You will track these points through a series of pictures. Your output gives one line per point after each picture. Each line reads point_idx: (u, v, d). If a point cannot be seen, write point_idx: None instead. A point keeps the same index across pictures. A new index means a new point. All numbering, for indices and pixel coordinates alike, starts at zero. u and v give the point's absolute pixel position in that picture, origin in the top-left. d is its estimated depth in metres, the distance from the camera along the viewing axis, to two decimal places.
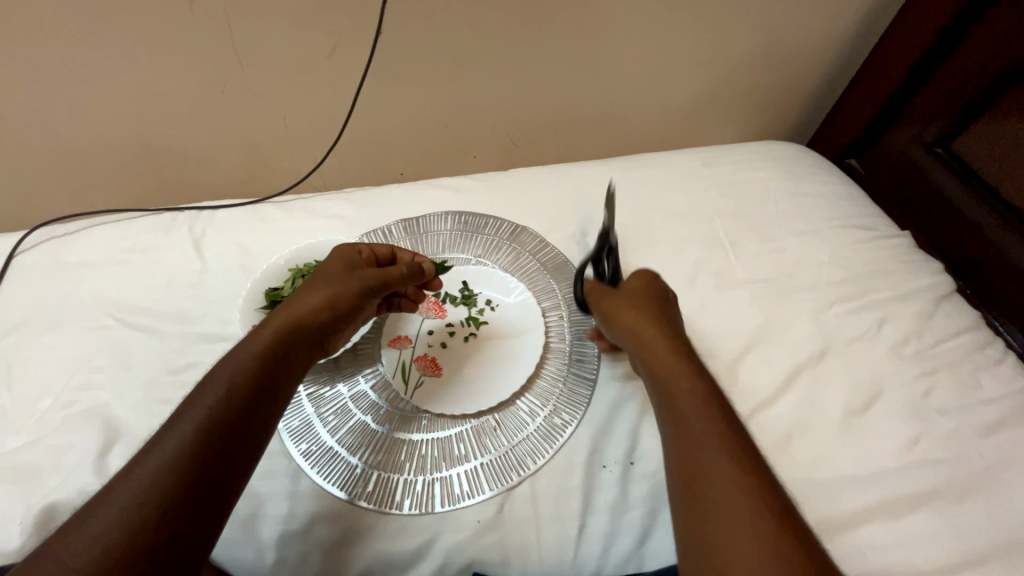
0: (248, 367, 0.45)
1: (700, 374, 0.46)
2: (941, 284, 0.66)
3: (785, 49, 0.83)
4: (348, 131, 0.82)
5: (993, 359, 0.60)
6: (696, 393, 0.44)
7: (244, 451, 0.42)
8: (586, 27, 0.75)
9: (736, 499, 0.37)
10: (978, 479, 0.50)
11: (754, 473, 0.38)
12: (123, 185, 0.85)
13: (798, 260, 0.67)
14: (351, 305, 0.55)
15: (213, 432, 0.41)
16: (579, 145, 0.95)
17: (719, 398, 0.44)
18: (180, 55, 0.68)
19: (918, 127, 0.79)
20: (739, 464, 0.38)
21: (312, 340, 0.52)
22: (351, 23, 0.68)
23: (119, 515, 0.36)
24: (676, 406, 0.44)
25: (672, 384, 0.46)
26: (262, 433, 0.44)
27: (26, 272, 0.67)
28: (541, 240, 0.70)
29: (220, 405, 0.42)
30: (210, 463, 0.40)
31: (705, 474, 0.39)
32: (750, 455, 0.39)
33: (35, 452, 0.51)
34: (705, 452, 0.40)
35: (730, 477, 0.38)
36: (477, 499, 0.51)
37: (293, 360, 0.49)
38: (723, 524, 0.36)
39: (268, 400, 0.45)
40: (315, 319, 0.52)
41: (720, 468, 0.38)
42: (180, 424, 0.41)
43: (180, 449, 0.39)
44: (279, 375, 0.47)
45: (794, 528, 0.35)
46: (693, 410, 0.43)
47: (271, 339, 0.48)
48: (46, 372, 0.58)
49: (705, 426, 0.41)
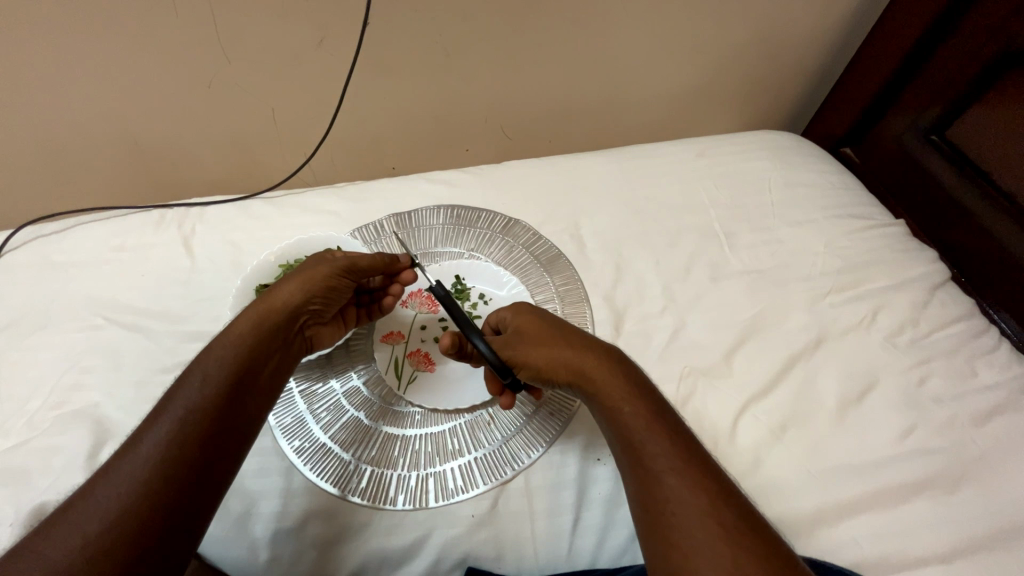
0: (222, 364, 0.45)
1: (647, 388, 0.46)
2: (937, 272, 0.66)
3: (779, 36, 0.82)
4: (338, 125, 0.82)
5: (987, 346, 0.59)
6: (642, 410, 0.44)
7: (226, 448, 0.43)
8: (578, 17, 0.74)
9: (691, 513, 0.37)
10: (972, 466, 0.50)
11: (708, 482, 0.38)
12: (111, 183, 0.84)
13: (793, 251, 0.67)
14: (324, 292, 0.54)
15: (191, 440, 0.41)
16: (573, 137, 0.94)
17: (667, 409, 0.45)
18: (164, 50, 0.67)
19: (914, 113, 0.77)
20: (692, 475, 0.39)
21: (282, 336, 0.51)
22: (338, 17, 0.67)
23: (105, 515, 0.36)
24: (625, 429, 0.43)
25: (616, 408, 0.45)
26: (245, 433, 0.45)
27: (14, 272, 0.67)
28: (534, 233, 0.69)
29: (197, 406, 0.43)
30: (189, 473, 0.40)
31: (658, 495, 0.39)
32: (703, 464, 0.40)
33: (23, 454, 0.51)
34: (659, 473, 0.40)
35: (684, 493, 0.38)
36: (470, 494, 0.50)
37: (269, 352, 0.49)
38: (680, 544, 0.36)
39: (247, 396, 0.46)
40: (288, 307, 0.52)
41: (672, 485, 0.39)
42: (157, 425, 0.41)
43: (159, 449, 0.40)
44: (255, 368, 0.47)
45: (752, 534, 0.36)
46: (639, 427, 0.43)
47: (242, 332, 0.48)
48: (36, 373, 0.57)
49: (656, 447, 0.41)
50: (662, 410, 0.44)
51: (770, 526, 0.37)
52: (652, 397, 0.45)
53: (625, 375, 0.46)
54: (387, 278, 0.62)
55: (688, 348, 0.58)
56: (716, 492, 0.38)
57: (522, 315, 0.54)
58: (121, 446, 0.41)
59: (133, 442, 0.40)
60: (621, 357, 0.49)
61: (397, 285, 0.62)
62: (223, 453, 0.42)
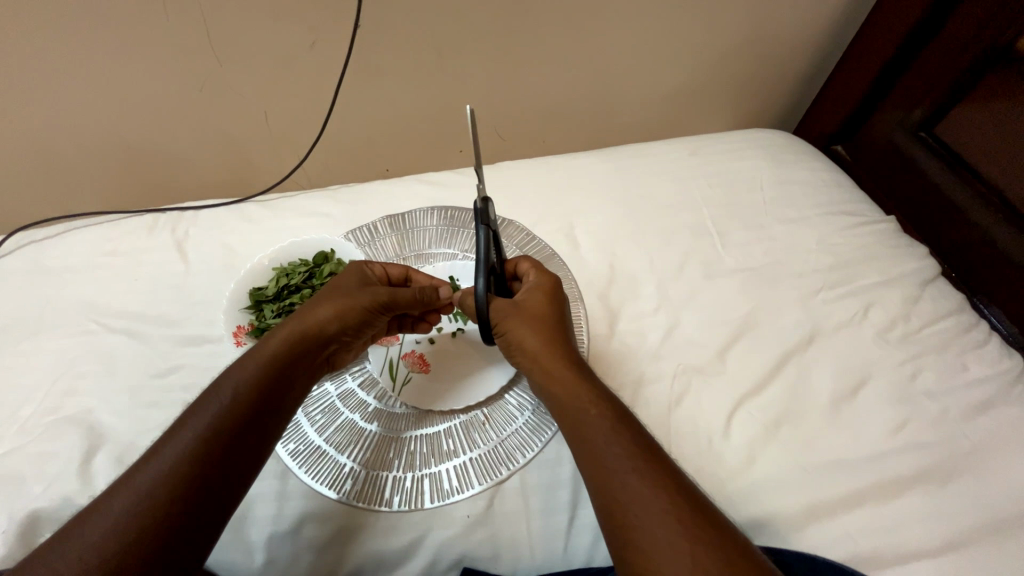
0: (248, 381, 0.44)
1: (605, 392, 0.46)
2: (928, 267, 0.66)
3: (770, 35, 0.83)
4: (331, 127, 0.82)
5: (979, 341, 0.60)
6: (604, 412, 0.43)
7: (244, 466, 0.42)
8: (569, 17, 0.74)
9: (650, 513, 0.36)
10: (964, 459, 0.51)
11: (669, 483, 0.38)
12: (103, 187, 0.83)
13: (785, 248, 0.67)
14: (355, 326, 0.53)
15: (211, 455, 0.40)
16: (566, 137, 0.95)
17: (627, 412, 0.44)
18: (156, 53, 0.67)
19: (903, 110, 0.78)
20: (652, 476, 0.38)
21: (310, 366, 0.50)
22: (330, 20, 0.67)
23: (113, 526, 0.35)
24: (583, 433, 0.43)
25: (576, 412, 0.44)
26: (264, 447, 0.44)
27: (6, 278, 0.66)
28: (528, 233, 0.68)
29: (221, 423, 0.42)
30: (205, 487, 0.39)
31: (617, 497, 0.38)
32: (664, 465, 0.40)
33: (17, 460, 0.51)
34: (619, 474, 0.39)
35: (645, 492, 0.38)
36: (466, 494, 0.50)
37: (296, 379, 0.48)
38: (639, 545, 0.36)
39: (271, 417, 0.45)
40: (322, 333, 0.51)
41: (632, 486, 0.38)
42: (179, 435, 0.40)
43: (177, 465, 0.39)
44: (281, 388, 0.46)
45: (712, 534, 0.35)
46: (599, 430, 0.42)
47: (274, 353, 0.47)
48: (29, 378, 0.57)
49: (615, 450, 0.41)
50: (624, 413, 0.44)
51: (732, 526, 0.37)
52: (613, 401, 0.45)
53: (584, 380, 0.46)
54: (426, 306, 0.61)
55: (681, 347, 0.58)
56: (675, 493, 0.38)
57: (530, 291, 0.53)
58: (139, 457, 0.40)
59: (154, 450, 0.39)
60: (583, 363, 0.49)
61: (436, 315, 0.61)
62: (240, 469, 0.41)
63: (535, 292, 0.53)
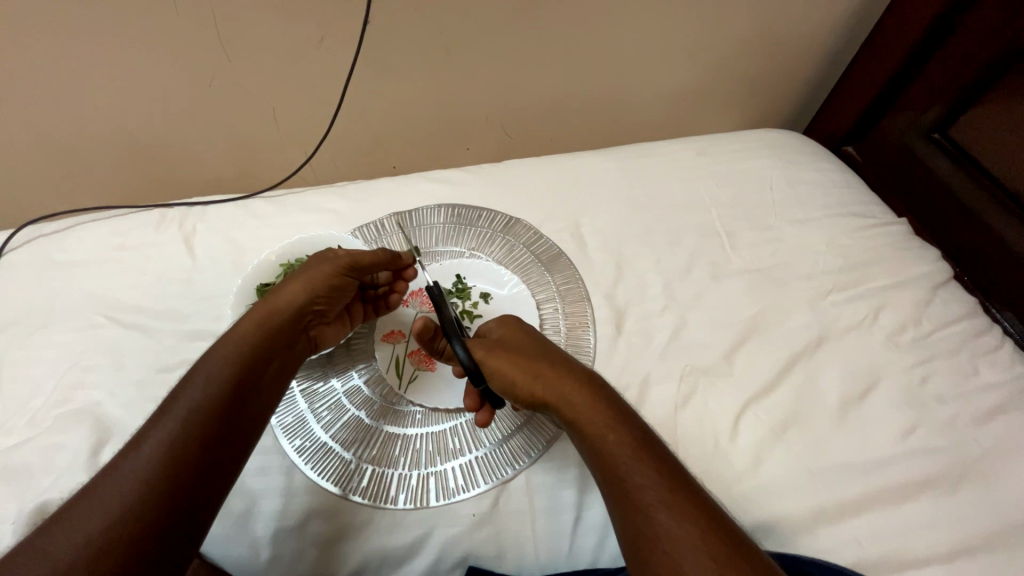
0: (226, 364, 0.46)
1: (629, 415, 0.46)
2: (939, 271, 0.65)
3: (781, 34, 0.82)
4: (338, 124, 0.81)
5: (990, 345, 0.59)
6: (627, 439, 0.43)
7: (230, 454, 0.43)
8: (579, 15, 0.74)
9: (683, 548, 0.36)
10: (974, 466, 0.50)
11: (695, 510, 0.38)
12: (110, 182, 0.84)
13: (794, 249, 0.66)
14: (327, 292, 0.54)
15: (195, 444, 0.41)
16: (573, 135, 0.94)
17: (652, 437, 0.44)
18: (165, 49, 0.67)
19: (916, 111, 0.77)
20: (682, 508, 0.38)
21: (285, 338, 0.51)
22: (338, 17, 0.67)
23: (105, 515, 0.36)
24: (610, 463, 0.43)
25: (596, 438, 0.44)
26: (248, 435, 0.45)
27: (16, 271, 0.67)
28: (535, 232, 0.69)
29: (200, 405, 0.43)
30: (192, 476, 0.40)
31: (648, 532, 0.38)
32: (691, 493, 0.40)
33: (24, 452, 0.51)
34: (649, 508, 0.39)
35: (675, 528, 0.37)
36: (471, 493, 0.50)
37: (272, 352, 0.49)
38: None
39: (251, 398, 0.46)
40: (293, 305, 0.52)
41: (663, 522, 0.38)
42: (160, 424, 0.41)
43: (163, 448, 0.40)
44: (258, 368, 0.48)
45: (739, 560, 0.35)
46: (625, 459, 0.42)
47: (247, 332, 0.48)
48: (37, 371, 0.58)
49: (642, 479, 0.40)
50: (647, 438, 0.44)
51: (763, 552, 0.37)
52: (636, 424, 0.45)
53: (605, 402, 0.46)
54: (393, 274, 0.62)
55: (689, 347, 0.58)
56: (702, 519, 0.38)
57: (517, 328, 0.55)
58: (125, 443, 0.41)
59: (138, 439, 0.41)
60: (602, 383, 0.49)
61: (403, 283, 0.63)
62: (227, 459, 0.42)
63: (521, 328, 0.55)
